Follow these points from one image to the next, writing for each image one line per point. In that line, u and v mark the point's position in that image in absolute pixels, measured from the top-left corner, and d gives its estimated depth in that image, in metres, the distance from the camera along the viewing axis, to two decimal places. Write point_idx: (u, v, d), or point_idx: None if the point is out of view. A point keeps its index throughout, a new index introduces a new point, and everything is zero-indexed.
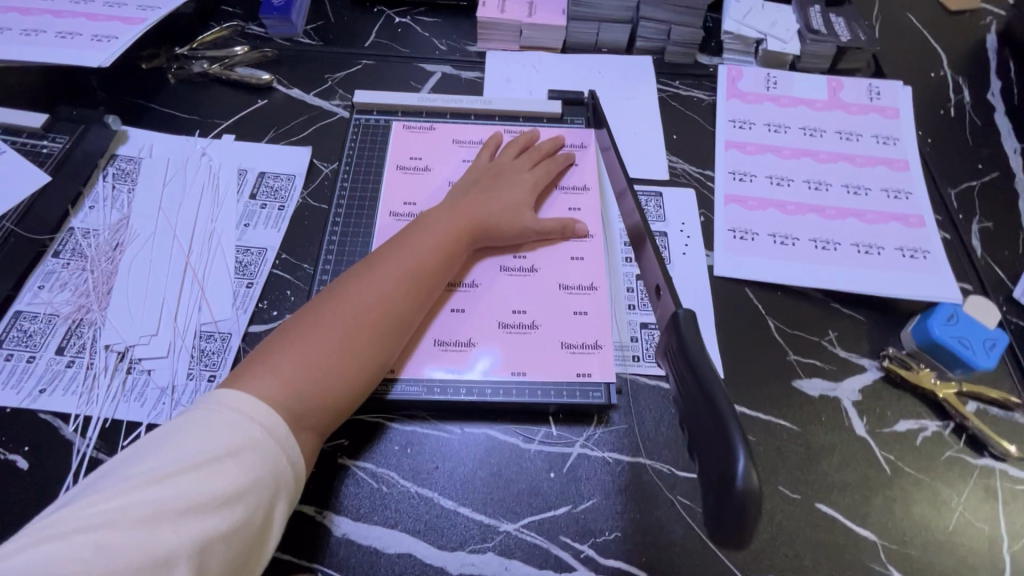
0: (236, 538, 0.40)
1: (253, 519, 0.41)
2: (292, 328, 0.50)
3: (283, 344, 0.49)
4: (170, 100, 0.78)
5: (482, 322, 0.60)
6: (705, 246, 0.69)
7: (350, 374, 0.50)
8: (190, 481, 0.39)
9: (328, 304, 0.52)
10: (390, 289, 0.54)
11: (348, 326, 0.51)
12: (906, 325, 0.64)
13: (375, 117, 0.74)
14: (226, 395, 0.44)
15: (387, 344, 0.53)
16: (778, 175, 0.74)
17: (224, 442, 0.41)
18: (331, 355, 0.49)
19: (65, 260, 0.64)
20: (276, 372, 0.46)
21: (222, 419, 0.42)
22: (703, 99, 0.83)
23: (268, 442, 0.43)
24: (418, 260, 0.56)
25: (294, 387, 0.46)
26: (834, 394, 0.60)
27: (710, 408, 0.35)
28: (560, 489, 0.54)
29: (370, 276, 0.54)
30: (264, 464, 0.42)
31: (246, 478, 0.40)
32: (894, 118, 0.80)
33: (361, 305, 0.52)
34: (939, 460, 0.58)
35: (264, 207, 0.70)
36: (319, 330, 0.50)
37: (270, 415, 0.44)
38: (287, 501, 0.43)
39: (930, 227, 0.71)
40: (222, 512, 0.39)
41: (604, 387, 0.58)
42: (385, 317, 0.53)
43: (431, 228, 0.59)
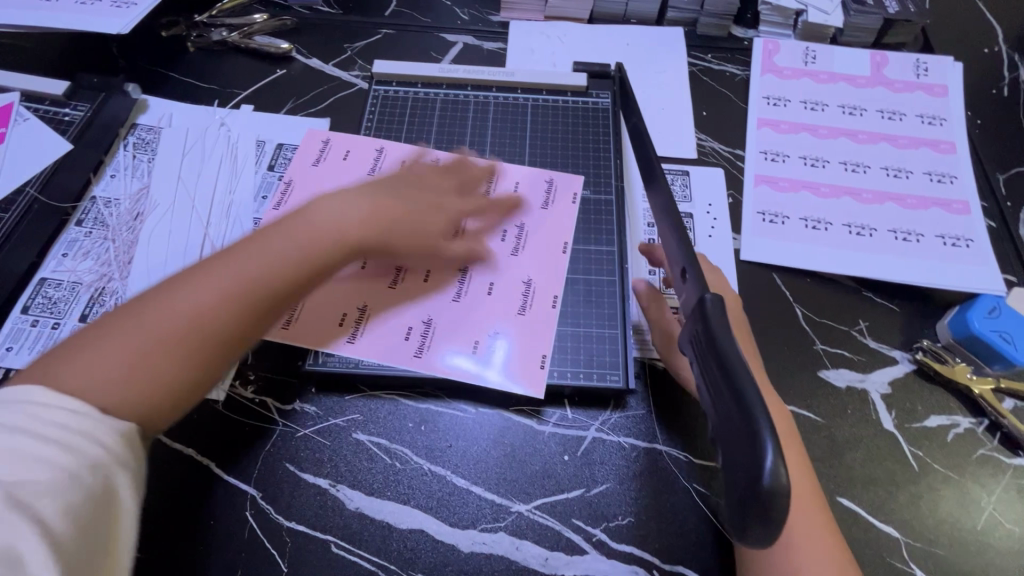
0: (79, 516, 0.36)
1: (94, 490, 0.37)
2: (132, 308, 0.45)
3: (116, 327, 0.43)
4: (190, 68, 0.77)
5: (478, 308, 0.58)
6: (733, 229, 0.67)
7: (164, 382, 0.43)
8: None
9: (159, 296, 0.45)
10: (235, 287, 0.46)
11: (166, 325, 0.43)
12: (942, 317, 0.61)
13: (395, 88, 0.72)
14: (22, 388, 0.39)
15: (218, 349, 0.45)
16: (812, 155, 0.71)
17: (27, 428, 0.37)
18: (140, 359, 0.42)
19: (87, 229, 0.65)
20: (76, 368, 0.41)
21: (14, 408, 0.38)
22: (736, 73, 0.79)
23: (81, 416, 0.39)
24: (280, 251, 0.48)
25: (126, 376, 0.42)
26: (861, 386, 0.58)
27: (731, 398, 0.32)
28: (574, 472, 0.54)
29: (214, 269, 0.46)
30: (79, 437, 0.38)
31: (67, 455, 0.37)
32: (942, 96, 0.75)
33: (191, 301, 0.45)
34: (971, 458, 0.55)
35: (281, 179, 0.69)
36: (134, 327, 0.43)
37: (73, 400, 0.39)
38: (128, 470, 0.40)
39: (975, 214, 0.67)
40: (52, 493, 0.36)
41: (621, 370, 0.57)
42: (217, 318, 0.45)
43: (290, 224, 0.50)
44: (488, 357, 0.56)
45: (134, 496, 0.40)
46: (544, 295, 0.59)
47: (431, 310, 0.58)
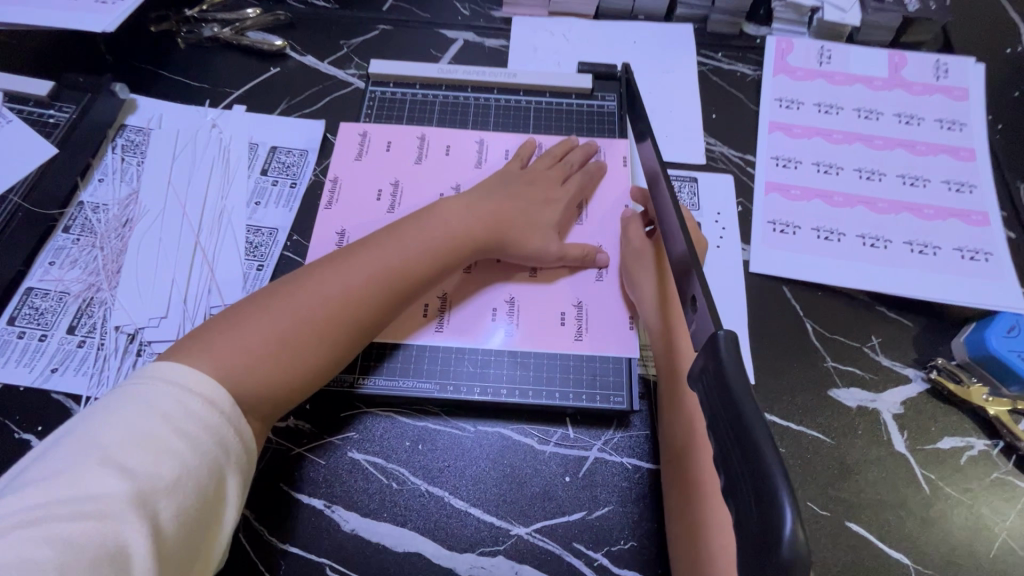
0: (188, 513, 0.39)
1: (205, 491, 0.40)
2: (251, 306, 0.49)
3: (237, 325, 0.47)
4: (180, 66, 0.74)
5: (565, 289, 0.59)
6: (742, 239, 0.64)
7: (289, 369, 0.47)
8: (134, 462, 0.38)
9: (284, 292, 0.50)
10: (356, 287, 0.51)
11: (297, 318, 0.48)
12: (958, 334, 0.59)
13: (392, 89, 0.69)
14: (168, 370, 0.43)
15: (337, 343, 0.50)
16: (826, 162, 0.68)
17: (165, 419, 0.40)
18: (274, 347, 0.47)
19: (74, 236, 0.63)
20: (214, 353, 0.45)
21: (160, 394, 0.41)
22: (747, 74, 0.76)
23: (212, 414, 0.42)
24: (402, 258, 0.53)
25: (234, 371, 0.45)
26: (873, 406, 0.56)
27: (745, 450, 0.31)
28: (575, 494, 0.52)
29: (340, 270, 0.51)
30: (208, 436, 0.41)
31: (194, 457, 0.40)
32: (962, 100, 0.72)
33: (319, 299, 0.50)
34: (984, 482, 0.54)
35: (275, 184, 0.67)
36: (265, 320, 0.48)
37: (213, 390, 0.43)
38: (237, 472, 0.43)
39: (995, 226, 0.64)
40: (175, 494, 0.39)
41: (626, 392, 0.55)
42: (339, 314, 0.50)
43: (431, 227, 0.55)
44: (585, 328, 0.58)
45: (237, 503, 0.42)
46: (563, 300, 0.59)
47: (516, 290, 0.59)
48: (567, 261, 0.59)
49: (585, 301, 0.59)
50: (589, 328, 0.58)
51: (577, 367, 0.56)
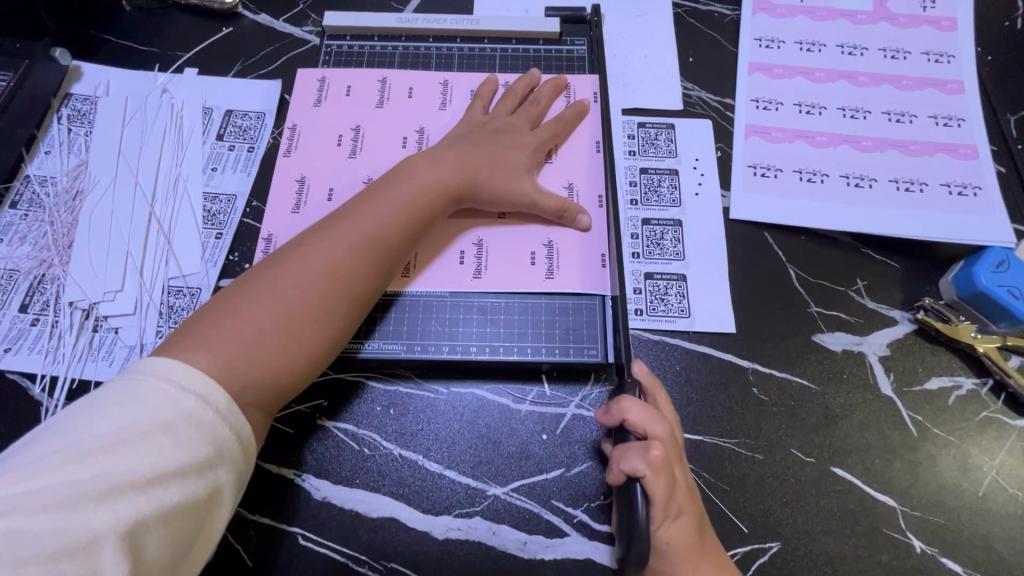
0: (176, 517, 0.36)
1: (191, 496, 0.37)
2: (235, 296, 0.45)
3: (224, 316, 0.44)
4: (127, 30, 0.70)
5: (535, 231, 0.57)
6: (721, 185, 0.62)
7: (291, 352, 0.45)
8: (114, 457, 0.35)
9: (269, 274, 0.46)
10: (341, 258, 0.48)
11: (291, 300, 0.45)
12: (946, 273, 0.57)
13: (350, 42, 0.65)
14: (157, 362, 0.40)
15: (336, 319, 0.47)
16: (808, 101, 0.65)
17: (154, 416, 0.37)
18: (274, 333, 0.44)
19: (22, 211, 0.60)
20: (207, 347, 0.42)
21: (150, 391, 0.38)
22: (725, 14, 0.72)
23: (205, 413, 0.39)
24: (383, 221, 0.50)
25: (233, 362, 0.42)
26: (858, 349, 0.55)
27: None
28: (553, 451, 0.51)
29: (322, 243, 0.48)
30: (199, 436, 0.38)
31: (180, 455, 0.37)
32: (950, 30, 0.68)
33: (307, 276, 0.46)
34: (973, 421, 0.52)
35: (232, 149, 0.63)
36: (257, 306, 0.44)
37: (207, 386, 0.40)
38: (232, 474, 0.39)
39: (983, 159, 0.62)
40: (158, 492, 0.36)
41: (600, 344, 0.53)
42: (334, 289, 0.47)
43: (402, 185, 0.52)
44: (555, 266, 0.56)
45: (233, 502, 0.40)
46: (537, 241, 0.57)
47: (484, 234, 0.57)
48: (540, 212, 0.56)
49: (558, 242, 0.57)
50: (559, 267, 0.56)
51: (551, 310, 0.55)
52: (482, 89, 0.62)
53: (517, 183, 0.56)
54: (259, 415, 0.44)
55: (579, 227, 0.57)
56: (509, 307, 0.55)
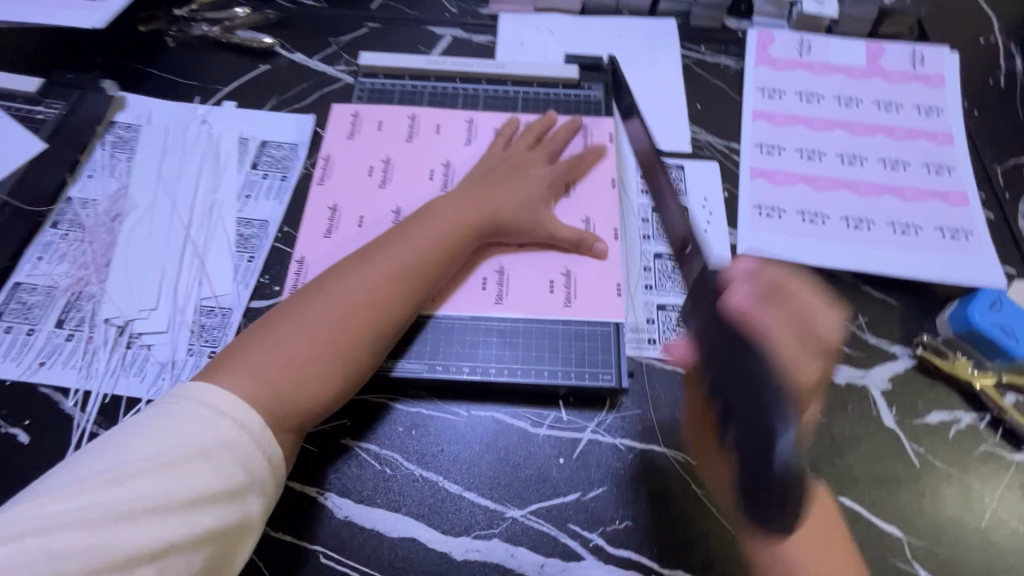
0: (211, 539, 0.38)
1: (223, 521, 0.39)
2: (277, 322, 0.48)
3: (267, 343, 0.46)
4: (170, 64, 0.75)
5: (552, 263, 0.60)
6: (729, 224, 0.65)
7: (330, 379, 0.47)
8: (158, 477, 0.38)
9: (311, 302, 0.49)
10: (378, 289, 0.50)
11: (330, 330, 0.48)
12: (942, 310, 0.60)
13: (382, 81, 0.70)
14: (202, 389, 0.42)
15: (373, 346, 0.50)
16: (809, 148, 0.70)
17: (195, 439, 0.40)
18: (313, 361, 0.46)
19: (63, 231, 0.63)
20: (250, 372, 0.44)
21: (194, 416, 0.41)
22: (730, 65, 0.77)
23: (242, 439, 0.41)
24: (415, 253, 0.53)
25: (273, 388, 0.44)
26: (862, 382, 0.57)
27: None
28: (569, 476, 0.52)
29: (358, 276, 0.51)
30: (236, 462, 0.40)
31: (216, 480, 0.39)
32: (938, 87, 0.74)
33: (344, 307, 0.49)
34: (972, 455, 0.54)
35: (266, 177, 0.67)
36: (298, 335, 0.47)
37: (245, 413, 0.42)
38: (262, 500, 0.41)
39: (974, 206, 0.66)
40: (192, 516, 0.38)
41: (615, 369, 0.56)
42: (371, 317, 0.49)
43: (434, 221, 0.55)
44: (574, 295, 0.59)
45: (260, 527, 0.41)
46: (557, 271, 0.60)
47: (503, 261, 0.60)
48: (558, 241, 0.60)
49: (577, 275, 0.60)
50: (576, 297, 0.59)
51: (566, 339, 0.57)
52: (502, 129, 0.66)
53: (537, 217, 0.60)
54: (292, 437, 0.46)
55: (597, 256, 0.60)
56: (528, 330, 0.57)
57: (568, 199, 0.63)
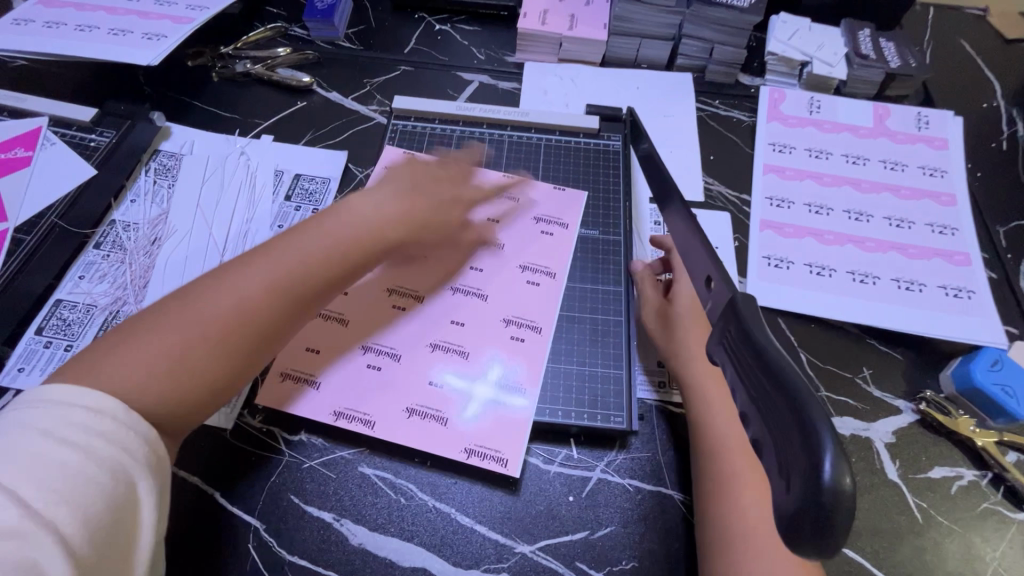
0: (97, 524, 0.37)
1: (111, 502, 0.38)
2: (138, 327, 0.45)
3: (122, 346, 0.44)
4: (214, 97, 0.79)
5: (491, 319, 0.61)
6: (739, 273, 0.68)
7: (191, 384, 0.44)
8: (10, 483, 0.36)
9: (179, 307, 0.46)
10: (263, 295, 0.48)
11: (189, 335, 0.45)
12: (946, 367, 0.62)
13: (413, 124, 0.74)
14: (48, 389, 0.40)
15: (252, 355, 0.48)
16: (817, 203, 0.73)
17: (49, 433, 0.38)
18: (172, 365, 0.44)
19: (105, 252, 0.66)
20: (116, 372, 0.42)
21: (35, 412, 0.39)
22: (742, 119, 0.81)
23: (105, 420, 0.40)
24: (311, 259, 0.51)
25: (132, 391, 0.42)
26: (866, 435, 0.59)
27: (784, 384, 0.30)
28: (578, 514, 0.54)
29: (227, 279, 0.48)
30: (103, 443, 0.39)
31: (93, 467, 0.38)
32: (942, 149, 0.77)
33: (210, 310, 0.46)
34: (974, 512, 0.55)
35: (298, 209, 0.70)
36: (156, 338, 0.44)
37: (101, 398, 0.40)
38: (150, 476, 0.40)
39: (977, 266, 0.68)
40: (80, 504, 0.37)
41: (626, 413, 0.57)
42: (242, 322, 0.47)
43: (324, 229, 0.54)
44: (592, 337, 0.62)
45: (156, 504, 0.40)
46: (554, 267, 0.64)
47: (441, 311, 0.61)
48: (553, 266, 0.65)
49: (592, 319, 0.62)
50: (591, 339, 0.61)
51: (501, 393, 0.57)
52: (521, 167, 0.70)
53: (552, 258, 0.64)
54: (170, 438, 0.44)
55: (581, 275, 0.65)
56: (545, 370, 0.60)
57: (522, 269, 0.64)
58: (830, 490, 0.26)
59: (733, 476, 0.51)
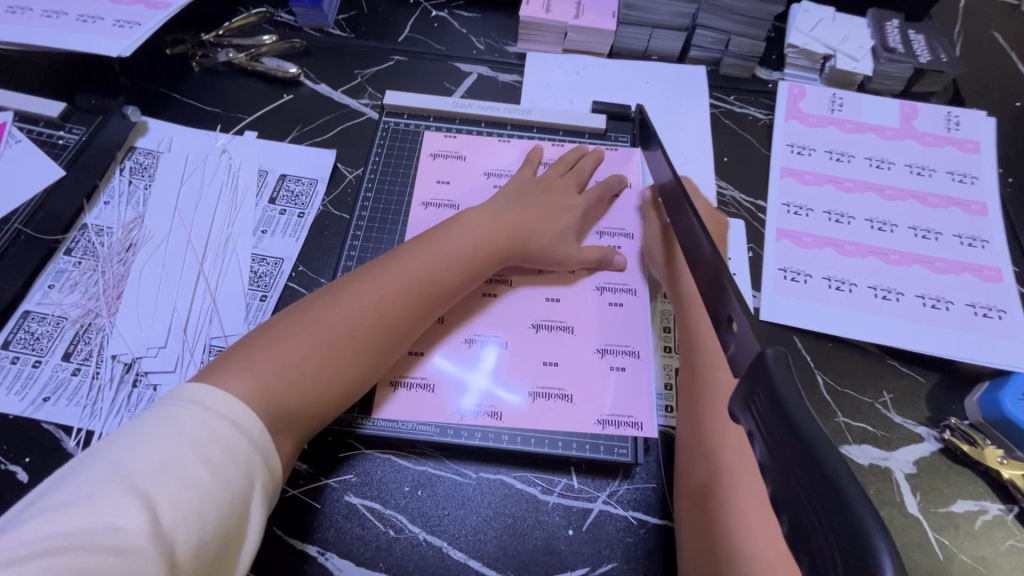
0: (205, 549, 0.39)
1: (227, 524, 0.40)
2: (285, 324, 0.49)
3: (271, 342, 0.48)
4: (194, 89, 0.74)
5: (583, 291, 0.60)
6: (753, 287, 0.64)
7: (326, 385, 0.48)
8: (152, 493, 0.38)
9: (319, 308, 0.50)
10: (394, 300, 0.52)
11: (332, 336, 0.49)
12: (972, 393, 0.58)
13: (406, 121, 0.70)
14: (201, 392, 0.44)
15: (374, 358, 0.51)
16: (838, 210, 0.68)
17: (194, 445, 0.41)
18: (313, 365, 0.48)
19: (76, 259, 0.62)
20: (255, 370, 0.46)
21: (191, 419, 0.42)
22: (759, 118, 0.76)
23: (238, 439, 0.42)
24: (429, 269, 0.54)
25: (266, 390, 0.45)
26: (885, 465, 0.55)
27: (829, 488, 0.27)
28: (578, 549, 0.50)
29: (368, 284, 0.52)
30: (234, 465, 0.41)
31: (218, 487, 0.40)
32: (973, 153, 0.72)
33: (350, 316, 0.50)
34: (1000, 550, 0.52)
35: (283, 213, 0.66)
36: (303, 337, 0.48)
37: (243, 415, 0.43)
38: (261, 504, 0.42)
39: (1008, 282, 0.64)
40: (201, 523, 0.39)
41: (631, 444, 0.54)
42: (375, 330, 0.51)
43: (456, 238, 0.56)
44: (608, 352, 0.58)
45: (258, 531, 0.42)
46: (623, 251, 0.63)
47: (528, 290, 0.61)
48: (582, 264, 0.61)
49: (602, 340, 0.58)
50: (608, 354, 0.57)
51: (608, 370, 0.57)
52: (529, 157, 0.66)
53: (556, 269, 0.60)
54: (291, 442, 0.47)
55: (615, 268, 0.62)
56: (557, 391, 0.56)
57: (598, 235, 0.64)
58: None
59: (737, 475, 0.47)
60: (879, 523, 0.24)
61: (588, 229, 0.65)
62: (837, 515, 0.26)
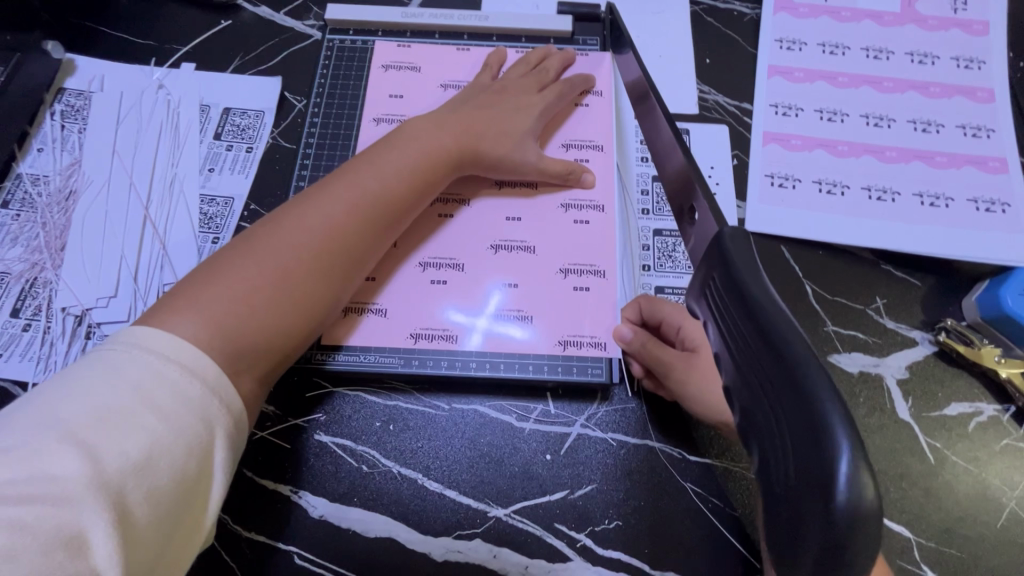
0: (160, 499, 0.35)
1: (184, 473, 0.35)
2: (230, 256, 0.45)
3: (216, 277, 0.43)
4: (122, 21, 0.68)
5: (547, 208, 0.57)
6: (738, 197, 0.59)
7: (287, 313, 0.45)
8: (94, 442, 0.33)
9: (265, 237, 0.46)
10: (348, 218, 0.48)
11: (284, 261, 0.45)
12: (970, 292, 0.55)
13: (352, 38, 0.64)
14: (143, 334, 0.38)
15: (335, 282, 0.48)
16: (830, 108, 0.62)
17: (136, 390, 0.36)
18: (268, 294, 0.44)
19: (14, 212, 0.58)
20: (202, 307, 0.41)
21: (133, 362, 0.37)
22: (745, 12, 0.69)
23: (191, 384, 0.37)
24: (383, 184, 0.50)
25: (220, 324, 0.41)
26: (876, 371, 0.53)
27: (783, 369, 0.26)
28: (557, 473, 0.49)
29: (315, 204, 0.48)
30: (188, 411, 0.36)
31: (169, 434, 0.35)
32: (981, 34, 0.65)
33: (302, 240, 0.46)
34: (993, 449, 0.50)
35: (230, 148, 0.61)
36: (251, 267, 0.44)
37: (194, 357, 0.38)
38: (225, 450, 0.38)
39: (1014, 173, 0.59)
40: (151, 473, 0.34)
41: (606, 365, 0.52)
42: (330, 249, 0.47)
43: (402, 146, 0.52)
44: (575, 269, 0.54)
45: (225, 480, 0.38)
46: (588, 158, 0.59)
47: (487, 206, 0.57)
48: (547, 177, 0.56)
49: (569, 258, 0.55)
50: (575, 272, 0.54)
51: (572, 291, 0.54)
52: (488, 61, 0.62)
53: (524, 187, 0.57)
54: (254, 383, 0.43)
55: (584, 185, 0.57)
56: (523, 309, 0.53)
57: (564, 147, 0.59)
58: (847, 506, 0.23)
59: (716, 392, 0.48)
60: (839, 409, 0.24)
61: (554, 137, 0.59)
62: (791, 396, 0.26)
